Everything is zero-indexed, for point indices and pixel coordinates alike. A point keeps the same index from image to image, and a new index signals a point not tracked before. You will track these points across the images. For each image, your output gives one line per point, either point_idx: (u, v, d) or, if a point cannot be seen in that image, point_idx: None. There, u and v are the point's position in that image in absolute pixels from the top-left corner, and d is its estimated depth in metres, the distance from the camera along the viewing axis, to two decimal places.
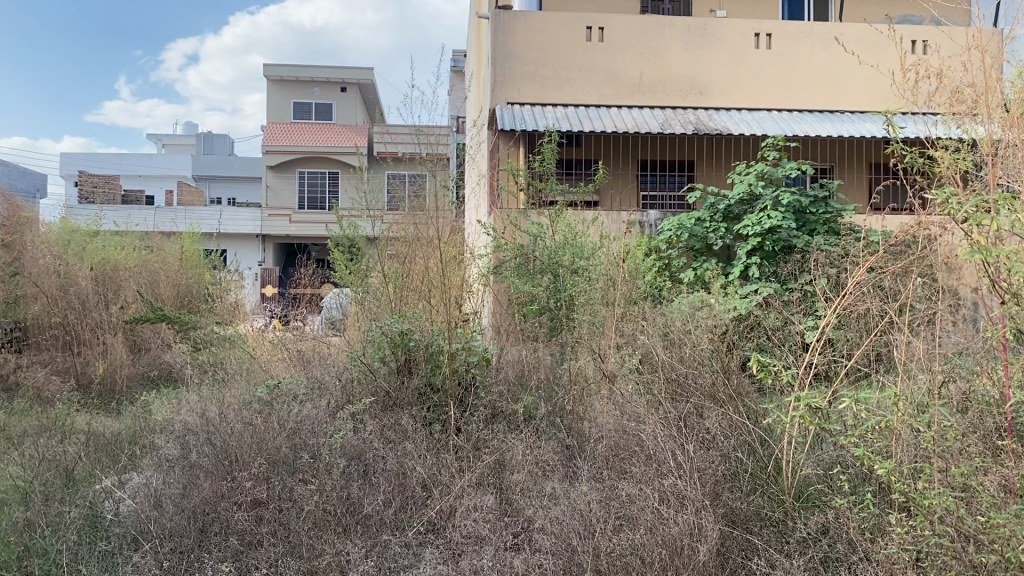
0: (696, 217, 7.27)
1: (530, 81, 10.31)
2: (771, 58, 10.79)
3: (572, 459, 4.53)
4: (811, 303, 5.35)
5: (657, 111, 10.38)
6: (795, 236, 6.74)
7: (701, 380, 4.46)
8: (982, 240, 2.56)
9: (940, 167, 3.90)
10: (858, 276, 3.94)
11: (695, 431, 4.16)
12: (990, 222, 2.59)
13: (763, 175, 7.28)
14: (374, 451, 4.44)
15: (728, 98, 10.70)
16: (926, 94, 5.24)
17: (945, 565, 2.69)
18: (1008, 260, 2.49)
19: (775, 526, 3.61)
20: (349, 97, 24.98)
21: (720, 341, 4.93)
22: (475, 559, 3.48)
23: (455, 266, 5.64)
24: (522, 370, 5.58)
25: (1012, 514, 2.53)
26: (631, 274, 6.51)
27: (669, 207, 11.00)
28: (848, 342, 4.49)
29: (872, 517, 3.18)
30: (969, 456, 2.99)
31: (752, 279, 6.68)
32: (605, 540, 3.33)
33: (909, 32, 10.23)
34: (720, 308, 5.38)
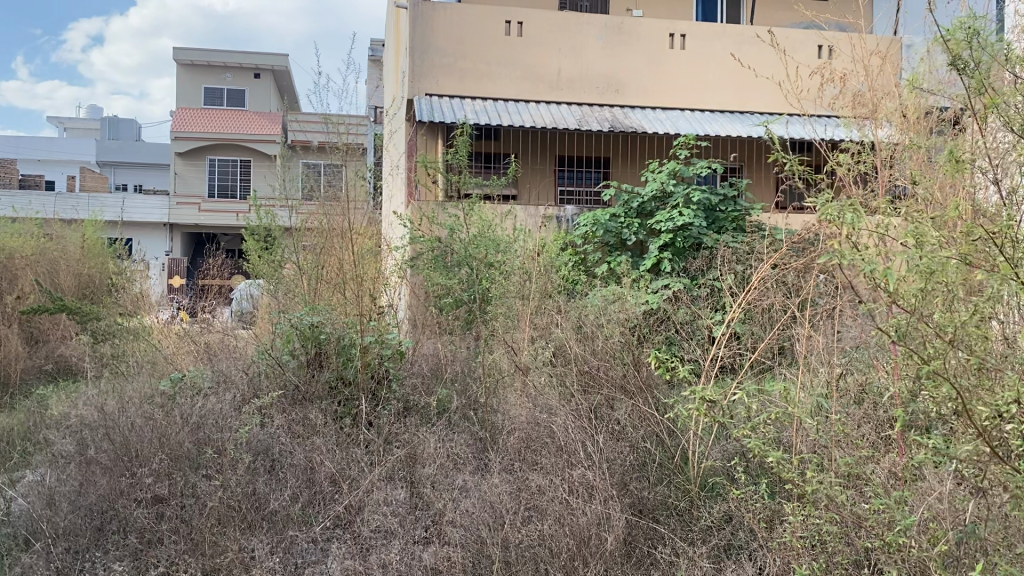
0: (611, 213, 7.39)
1: (448, 73, 10.25)
2: (684, 60, 11.03)
3: (484, 451, 4.54)
4: (719, 298, 5.49)
5: (574, 108, 10.47)
6: (705, 233, 6.89)
7: (612, 372, 4.52)
8: (858, 248, 2.68)
9: (838, 170, 4.05)
10: (763, 274, 4.06)
11: (605, 423, 4.25)
12: (871, 229, 2.72)
13: (676, 173, 7.37)
14: (281, 446, 4.36)
15: (643, 97, 10.88)
16: (829, 98, 5.42)
17: (832, 550, 2.81)
18: (880, 258, 2.62)
19: (681, 514, 3.72)
20: (262, 84, 24.40)
21: (630, 335, 5.03)
22: (383, 553, 3.46)
23: (370, 258, 5.59)
24: (437, 363, 5.57)
25: (894, 499, 2.66)
26: (546, 268, 6.55)
27: (586, 203, 11.03)
28: (752, 336, 4.64)
29: (770, 508, 3.27)
30: (858, 447, 3.13)
31: (663, 273, 6.82)
32: (513, 532, 3.35)
33: (815, 37, 10.61)
34: (630, 301, 5.46)
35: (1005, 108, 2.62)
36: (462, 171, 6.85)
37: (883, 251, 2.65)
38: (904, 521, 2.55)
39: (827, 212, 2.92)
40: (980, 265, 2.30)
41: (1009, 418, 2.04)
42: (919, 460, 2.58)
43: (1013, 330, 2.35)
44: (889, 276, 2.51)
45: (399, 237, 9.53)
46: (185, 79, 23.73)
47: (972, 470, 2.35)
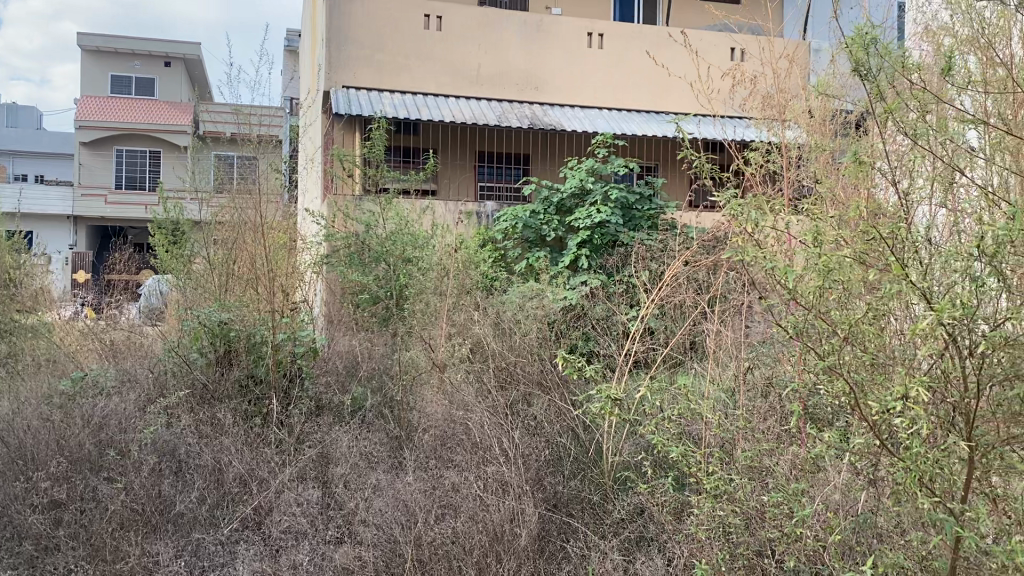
0: (530, 209, 7.37)
1: (366, 66, 10.12)
2: (602, 59, 11.15)
3: (398, 449, 4.51)
4: (634, 294, 5.58)
5: (493, 104, 10.49)
6: (622, 231, 7.00)
7: (528, 368, 4.55)
8: (757, 250, 2.78)
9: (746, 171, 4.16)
10: (675, 272, 4.15)
11: (521, 418, 4.27)
12: (770, 231, 2.82)
13: (593, 171, 7.45)
14: (187, 447, 4.25)
15: (561, 94, 10.97)
16: (741, 100, 5.56)
17: (734, 542, 2.88)
18: (779, 258, 2.71)
19: (594, 507, 3.78)
20: (173, 73, 23.63)
21: (547, 331, 5.06)
22: (293, 554, 3.41)
23: (283, 253, 5.48)
24: (352, 360, 5.51)
25: (793, 493, 2.74)
26: (464, 263, 6.54)
27: (506, 199, 11.06)
28: (664, 331, 4.74)
29: (677, 501, 3.34)
30: (762, 441, 3.23)
31: (580, 270, 6.91)
32: (426, 529, 3.35)
33: (727, 40, 10.86)
34: (547, 298, 5.49)
35: (898, 114, 2.73)
36: (379, 165, 6.76)
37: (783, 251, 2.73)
38: (802, 510, 2.64)
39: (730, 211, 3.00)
40: (872, 267, 2.39)
41: (894, 415, 2.13)
42: (815, 454, 2.68)
43: (903, 329, 2.46)
44: (787, 276, 2.60)
45: (314, 231, 9.38)
46: (91, 66, 22.83)
47: (865, 462, 2.44)
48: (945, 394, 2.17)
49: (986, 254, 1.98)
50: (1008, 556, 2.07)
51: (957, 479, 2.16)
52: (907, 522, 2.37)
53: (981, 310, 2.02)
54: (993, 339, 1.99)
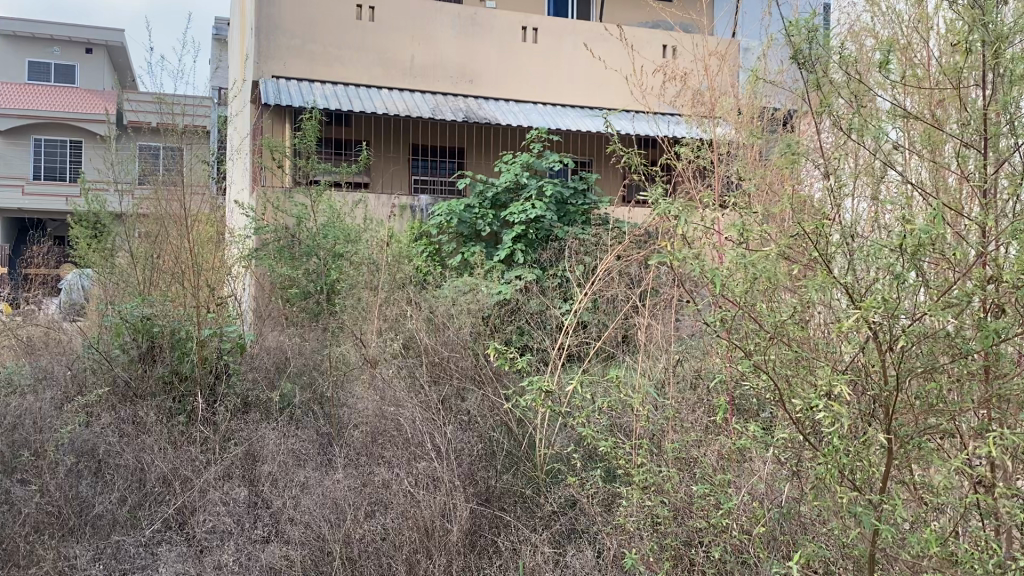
0: (465, 203, 7.31)
1: (297, 56, 9.96)
2: (536, 53, 11.18)
3: (328, 446, 4.46)
4: (567, 288, 5.60)
5: (427, 97, 10.42)
6: (556, 226, 7.03)
7: (462, 363, 4.52)
8: (683, 245, 2.82)
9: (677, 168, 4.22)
10: (607, 267, 4.20)
11: (453, 413, 4.25)
12: (697, 225, 2.86)
13: (528, 165, 7.43)
14: (107, 446, 4.14)
15: (495, 88, 10.95)
16: (673, 96, 5.63)
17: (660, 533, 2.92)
18: (706, 254, 2.75)
19: (527, 502, 3.80)
20: (95, 60, 22.90)
21: (481, 325, 5.06)
22: (218, 555, 3.35)
23: (209, 247, 5.37)
24: (281, 356, 5.42)
25: (718, 484, 2.79)
26: (397, 257, 6.49)
27: (440, 193, 11.01)
28: (597, 325, 4.78)
29: (606, 495, 3.37)
30: (691, 433, 3.28)
31: (515, 264, 6.91)
32: (354, 527, 3.32)
33: (659, 38, 10.98)
34: (481, 291, 5.46)
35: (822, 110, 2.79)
36: (309, 155, 6.61)
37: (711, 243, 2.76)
38: (726, 501, 2.69)
39: (657, 203, 3.02)
40: (798, 262, 2.44)
41: (817, 410, 2.18)
42: (740, 446, 2.72)
43: (823, 323, 2.53)
44: (714, 269, 2.63)
45: (243, 225, 9.19)
46: (7, 51, 21.93)
47: (787, 454, 2.50)
48: (865, 386, 2.23)
49: (906, 250, 2.04)
50: (923, 543, 2.14)
51: (876, 469, 2.22)
52: (826, 511, 2.44)
53: (901, 306, 2.08)
54: (910, 334, 2.06)
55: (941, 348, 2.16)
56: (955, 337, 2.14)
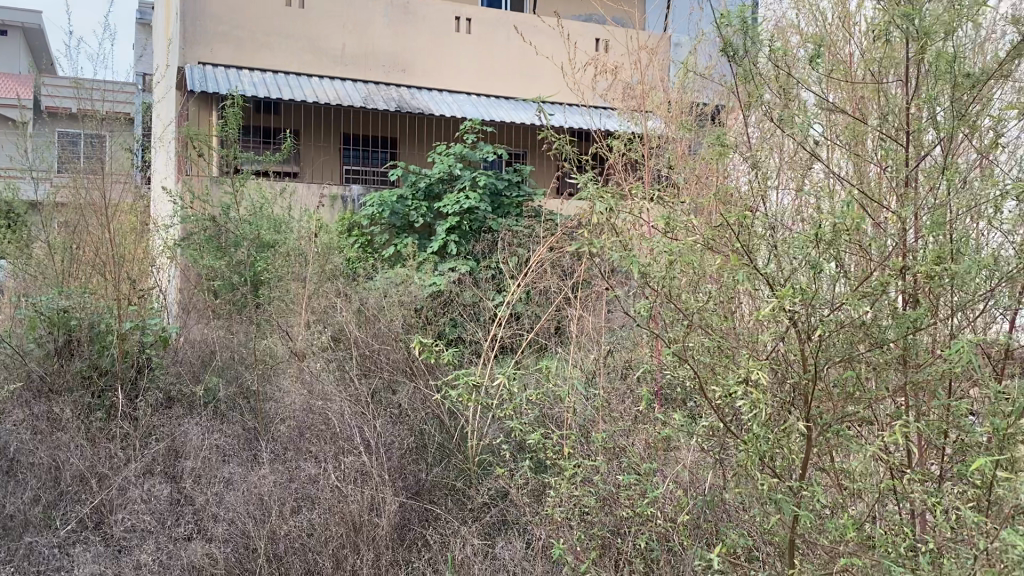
0: (398, 194, 7.22)
1: (224, 42, 9.72)
2: (469, 44, 11.14)
3: (253, 442, 4.39)
4: (499, 280, 5.60)
5: (359, 86, 10.29)
6: (489, 217, 7.02)
7: (393, 356, 4.48)
8: (609, 235, 2.85)
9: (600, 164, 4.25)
10: (539, 259, 4.21)
11: (383, 406, 4.22)
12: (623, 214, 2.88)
13: (462, 156, 7.37)
14: (19, 444, 4.00)
15: (428, 78, 10.87)
16: (605, 89, 5.67)
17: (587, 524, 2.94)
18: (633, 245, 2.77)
19: (457, 494, 3.82)
20: (10, 42, 22.00)
21: (413, 317, 5.03)
22: (137, 554, 3.29)
23: (133, 237, 5.22)
24: (206, 350, 5.30)
25: (644, 473, 2.82)
26: (327, 248, 6.40)
27: (372, 183, 10.90)
28: (529, 317, 4.80)
29: (534, 486, 3.39)
30: (619, 423, 3.32)
31: (449, 256, 6.89)
32: (279, 523, 3.29)
33: (592, 31, 11.05)
34: (412, 282, 5.41)
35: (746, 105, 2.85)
36: (234, 144, 6.46)
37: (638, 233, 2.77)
38: (648, 490, 2.71)
39: (584, 193, 3.03)
40: (721, 253, 2.48)
41: (737, 398, 2.22)
42: (666, 435, 2.76)
43: (745, 314, 2.57)
44: (640, 260, 2.65)
45: (167, 214, 8.97)
46: None
47: (709, 443, 2.54)
48: (784, 375, 2.28)
49: (824, 241, 2.10)
50: (840, 529, 2.20)
51: (795, 457, 2.27)
52: (747, 499, 2.49)
53: (819, 295, 2.13)
54: (827, 323, 2.11)
55: (858, 337, 2.23)
56: (871, 326, 2.21)
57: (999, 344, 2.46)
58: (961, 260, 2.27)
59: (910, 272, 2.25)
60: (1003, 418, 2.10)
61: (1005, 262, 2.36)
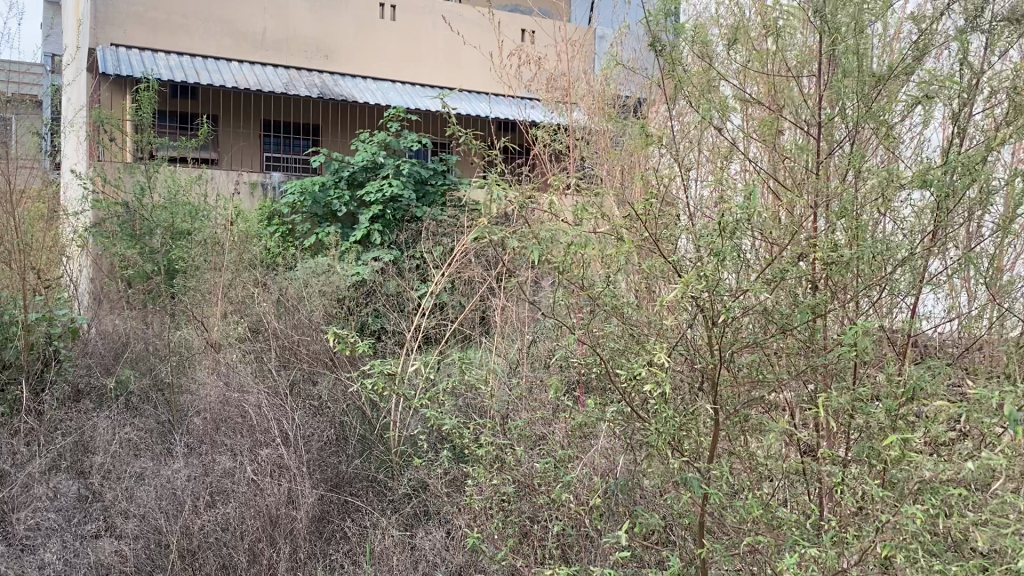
0: (319, 182, 7.11)
1: (137, 23, 9.39)
2: (395, 31, 11.01)
3: (165, 436, 4.30)
4: (422, 270, 5.57)
5: (280, 71, 10.09)
6: (413, 206, 6.98)
7: (312, 346, 4.43)
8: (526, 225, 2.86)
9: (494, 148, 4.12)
10: (462, 248, 4.21)
11: (303, 397, 4.17)
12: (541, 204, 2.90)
13: (386, 144, 7.28)
14: None
15: (352, 65, 10.72)
16: (530, 80, 5.69)
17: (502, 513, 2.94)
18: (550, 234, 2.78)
19: (376, 485, 3.83)
20: None
21: (335, 307, 4.97)
22: (42, 552, 3.21)
23: (41, 225, 5.04)
24: (118, 342, 5.15)
25: (561, 459, 2.84)
26: (246, 236, 6.27)
27: (293, 171, 10.72)
28: (452, 307, 4.80)
29: (454, 474, 3.39)
30: (538, 412, 3.35)
31: (372, 245, 6.83)
32: (192, 517, 3.25)
33: (520, 22, 11.05)
34: (333, 272, 5.31)
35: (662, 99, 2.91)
36: (148, 129, 6.25)
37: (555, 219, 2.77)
38: (561, 477, 2.75)
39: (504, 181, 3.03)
40: (633, 240, 2.51)
41: (650, 382, 2.25)
42: (581, 422, 2.79)
43: (654, 302, 2.63)
44: (556, 248, 2.66)
45: (75, 201, 8.64)
46: None
47: (621, 428, 2.58)
48: (695, 360, 2.33)
49: (729, 230, 2.15)
50: (746, 509, 2.27)
51: (703, 439, 2.33)
52: (660, 483, 2.54)
53: (725, 283, 2.19)
54: (734, 309, 2.16)
55: (762, 324, 2.30)
56: (774, 312, 2.28)
57: (895, 333, 2.57)
58: (863, 251, 2.36)
59: (813, 261, 2.33)
60: (898, 402, 2.20)
61: (904, 253, 2.46)
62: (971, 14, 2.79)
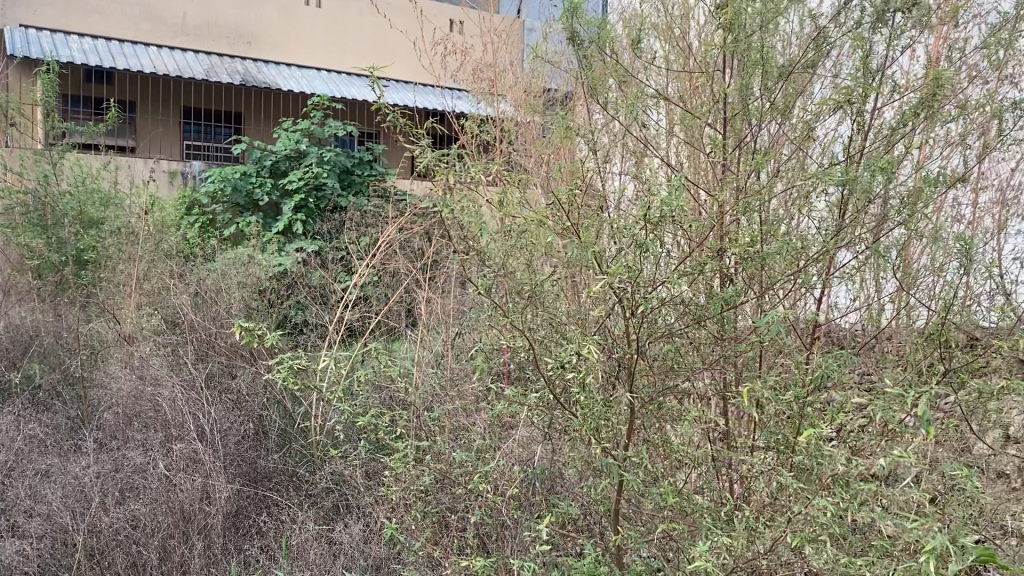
0: (240, 171, 6.97)
1: (49, 3, 9.03)
2: (320, 18, 10.82)
3: (75, 431, 4.23)
4: (347, 261, 5.51)
5: (201, 57, 9.84)
6: (338, 196, 6.90)
7: (230, 339, 4.34)
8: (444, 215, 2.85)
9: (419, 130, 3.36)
10: (386, 237, 4.17)
11: (220, 390, 4.12)
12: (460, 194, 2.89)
13: (310, 133, 7.17)
14: None
15: (276, 52, 10.52)
16: (456, 70, 5.67)
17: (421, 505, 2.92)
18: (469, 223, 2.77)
19: (295, 479, 3.86)
20: None
21: (255, 298, 4.88)
22: None
23: None
24: (24, 336, 4.97)
25: (479, 450, 2.84)
26: (163, 226, 6.10)
27: (215, 160, 10.49)
28: (376, 299, 4.76)
29: (374, 467, 3.36)
30: (460, 404, 3.34)
31: (295, 235, 6.72)
32: (100, 516, 3.26)
33: (449, 12, 10.99)
34: (254, 264, 5.20)
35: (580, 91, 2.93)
36: (58, 114, 6.02)
37: (473, 209, 2.76)
38: (479, 467, 2.74)
39: (422, 168, 3.00)
40: (551, 230, 2.52)
41: (567, 371, 2.26)
42: (500, 412, 2.79)
43: (569, 290, 2.65)
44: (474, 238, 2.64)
45: None
46: None
47: (540, 418, 2.59)
48: (611, 349, 2.35)
49: (652, 222, 2.16)
50: (661, 496, 2.30)
51: (621, 427, 2.34)
52: (578, 472, 2.56)
53: (642, 274, 2.22)
54: (652, 300, 2.18)
55: (678, 314, 2.34)
56: (689, 303, 2.33)
57: (804, 322, 2.65)
58: (773, 242, 2.42)
59: (728, 252, 2.37)
60: (806, 389, 2.26)
61: (812, 245, 2.53)
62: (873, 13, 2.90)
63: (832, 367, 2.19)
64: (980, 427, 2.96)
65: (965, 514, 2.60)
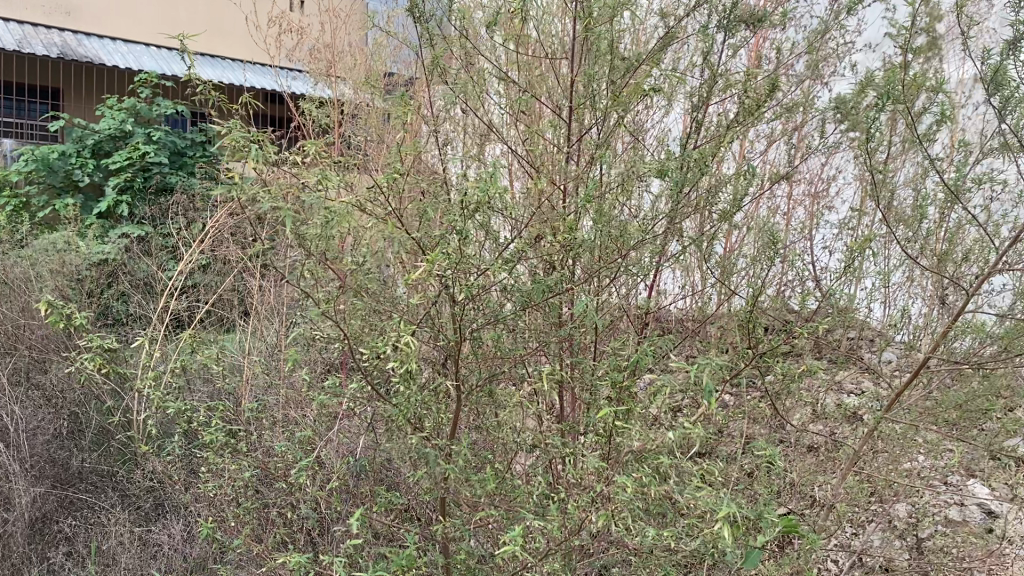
0: (57, 150, 6.50)
1: None
2: None
3: None
4: (175, 247, 5.23)
5: (14, 26, 9.12)
6: (167, 178, 6.55)
7: (37, 332, 4.09)
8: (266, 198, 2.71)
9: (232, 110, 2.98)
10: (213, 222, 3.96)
11: (28, 387, 3.95)
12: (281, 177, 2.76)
13: (135, 111, 6.75)
14: None
15: (100, 24, 9.87)
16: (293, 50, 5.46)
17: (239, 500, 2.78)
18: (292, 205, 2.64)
19: (113, 480, 3.85)
20: None
21: (70, 287, 4.55)
22: None
23: None
24: None
25: (304, 444, 2.73)
26: None
27: (31, 138, 9.75)
28: (204, 287, 4.53)
29: (194, 464, 3.19)
30: (289, 396, 3.23)
31: (118, 218, 6.33)
32: None
33: None
34: (71, 250, 4.85)
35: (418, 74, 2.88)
36: None
37: (296, 193, 2.64)
38: (302, 460, 2.64)
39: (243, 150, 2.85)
40: (378, 215, 2.45)
41: (387, 359, 2.20)
42: (326, 404, 2.70)
43: (393, 280, 2.59)
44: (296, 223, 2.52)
45: None
46: None
47: (364, 407, 2.53)
48: (435, 337, 2.29)
49: (471, 206, 2.10)
50: (481, 482, 2.29)
51: (442, 414, 2.30)
52: (404, 462, 2.51)
53: (466, 259, 2.16)
54: (474, 287, 2.14)
55: (503, 301, 2.32)
56: (515, 289, 2.32)
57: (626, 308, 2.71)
58: (597, 227, 2.44)
59: (554, 238, 2.36)
60: (626, 373, 2.28)
61: (638, 234, 2.56)
62: (717, 14, 2.98)
63: (649, 353, 2.21)
64: (787, 406, 3.14)
65: (769, 488, 2.75)
